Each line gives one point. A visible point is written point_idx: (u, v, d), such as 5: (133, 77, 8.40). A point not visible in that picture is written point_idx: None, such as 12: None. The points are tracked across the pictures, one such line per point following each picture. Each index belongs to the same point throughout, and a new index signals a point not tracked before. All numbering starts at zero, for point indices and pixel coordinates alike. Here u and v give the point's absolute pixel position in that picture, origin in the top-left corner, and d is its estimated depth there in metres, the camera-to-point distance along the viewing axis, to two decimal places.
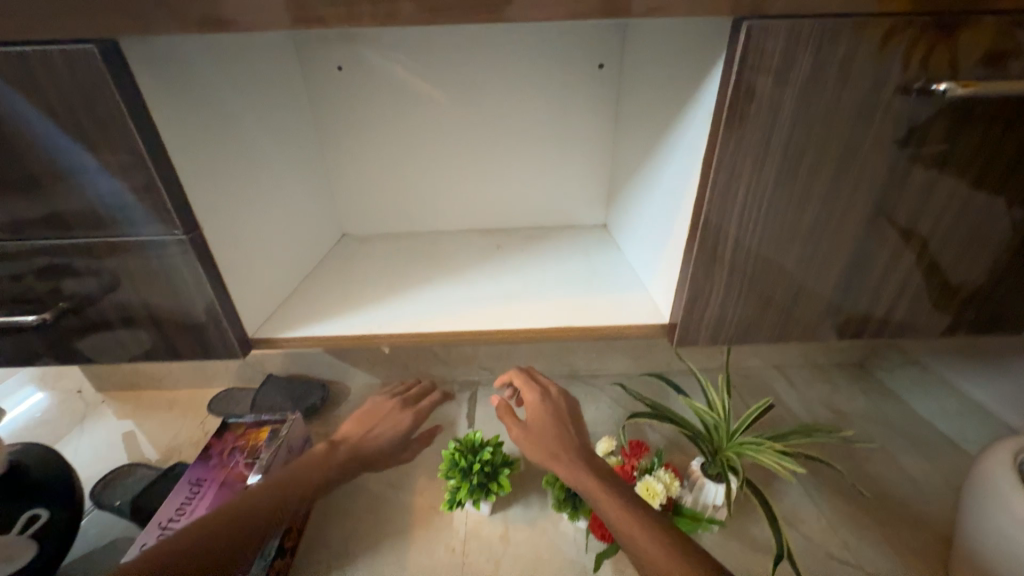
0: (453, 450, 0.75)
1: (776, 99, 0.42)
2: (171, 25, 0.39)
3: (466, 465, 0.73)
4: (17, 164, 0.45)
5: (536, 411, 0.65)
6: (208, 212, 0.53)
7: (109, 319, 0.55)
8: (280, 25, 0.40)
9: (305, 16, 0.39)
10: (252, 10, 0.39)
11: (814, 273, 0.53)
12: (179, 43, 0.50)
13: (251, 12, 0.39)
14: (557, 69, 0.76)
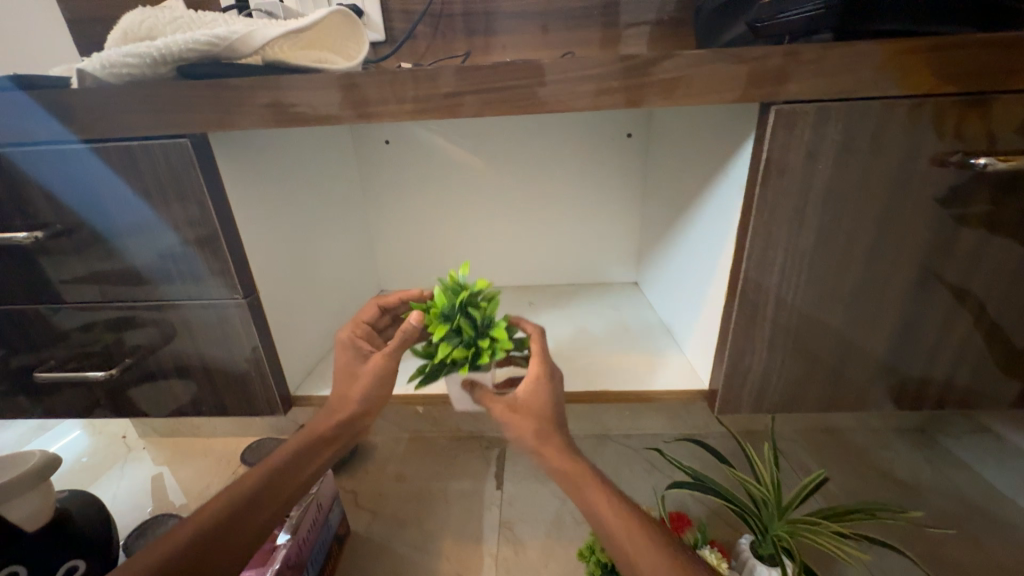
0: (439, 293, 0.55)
1: (808, 172, 0.43)
2: (252, 121, 0.45)
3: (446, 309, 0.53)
4: (107, 234, 0.51)
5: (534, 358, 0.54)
6: (263, 275, 0.58)
7: (166, 371, 0.59)
8: (345, 119, 0.45)
9: (364, 111, 0.45)
10: (325, 105, 0.44)
11: (860, 340, 0.51)
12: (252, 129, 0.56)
13: (324, 107, 0.44)
14: (587, 138, 0.81)
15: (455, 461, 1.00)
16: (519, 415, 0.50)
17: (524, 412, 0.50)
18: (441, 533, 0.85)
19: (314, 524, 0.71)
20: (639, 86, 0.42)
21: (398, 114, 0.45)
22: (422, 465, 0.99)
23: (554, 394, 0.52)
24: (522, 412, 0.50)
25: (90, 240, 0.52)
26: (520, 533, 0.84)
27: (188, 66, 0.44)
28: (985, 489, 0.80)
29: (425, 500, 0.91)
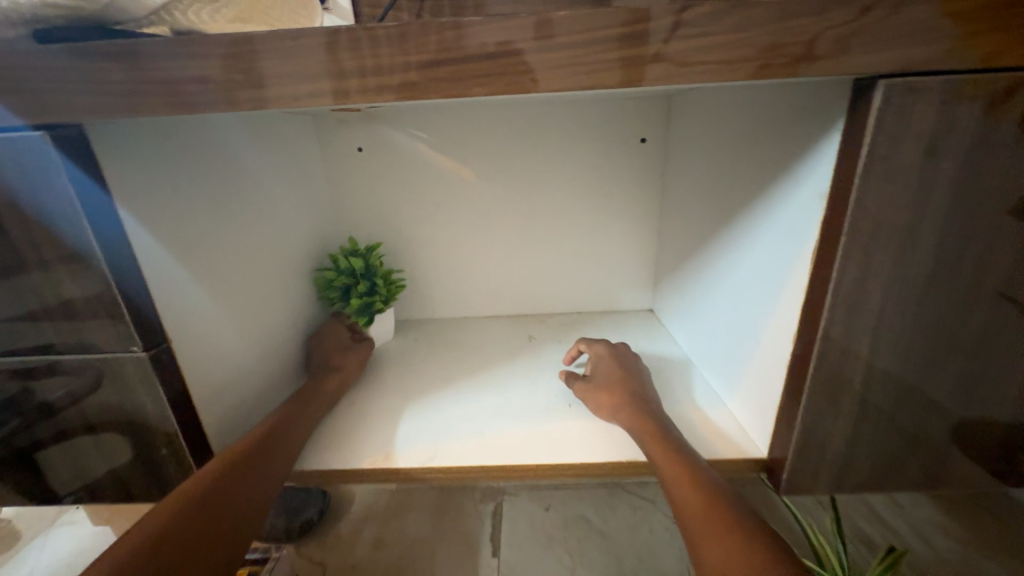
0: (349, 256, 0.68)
1: (924, 177, 0.31)
2: (159, 109, 0.33)
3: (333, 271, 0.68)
4: None
5: (606, 357, 0.59)
6: (181, 318, 0.44)
7: (47, 443, 0.44)
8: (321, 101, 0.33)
9: (343, 88, 0.32)
10: (261, 80, 0.32)
11: (975, 399, 0.38)
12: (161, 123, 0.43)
13: (262, 81, 0.32)
14: (595, 143, 0.69)
15: (444, 519, 0.86)
16: (596, 388, 0.55)
17: (598, 386, 0.55)
18: None
19: None
20: (691, 50, 0.29)
21: (364, 97, 0.32)
22: (403, 527, 0.84)
23: (630, 370, 0.56)
24: (597, 386, 0.55)
25: None
26: None
27: (52, 29, 0.31)
28: None
29: (407, 574, 0.76)
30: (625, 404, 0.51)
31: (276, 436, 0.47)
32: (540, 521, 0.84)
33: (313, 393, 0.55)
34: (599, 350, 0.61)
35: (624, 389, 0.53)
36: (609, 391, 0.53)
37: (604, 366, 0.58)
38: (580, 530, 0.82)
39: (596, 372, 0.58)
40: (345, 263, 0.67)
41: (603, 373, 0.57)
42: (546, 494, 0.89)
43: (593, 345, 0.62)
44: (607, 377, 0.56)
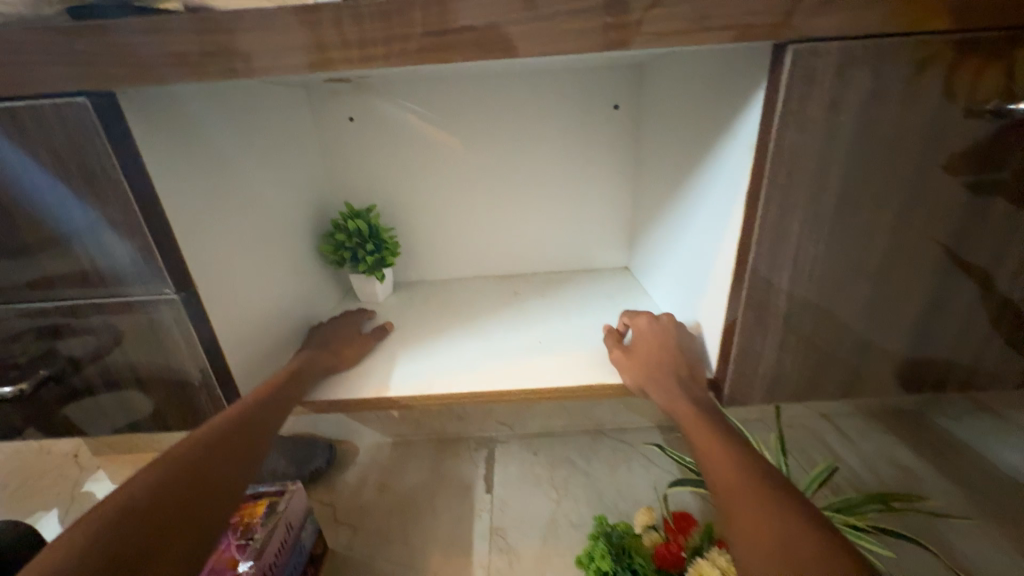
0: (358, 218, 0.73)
1: (829, 127, 0.37)
2: (181, 77, 0.38)
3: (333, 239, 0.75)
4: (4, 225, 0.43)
5: (649, 324, 0.58)
6: (201, 268, 0.50)
7: (93, 386, 0.51)
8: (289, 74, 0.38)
9: (317, 60, 0.37)
10: (269, 50, 0.37)
11: (882, 321, 0.46)
12: (171, 92, 0.48)
13: (269, 51, 0.37)
14: (571, 111, 0.74)
15: (442, 465, 0.94)
16: (636, 354, 0.55)
17: (634, 355, 0.55)
18: (429, 546, 0.78)
19: (283, 548, 0.64)
20: (631, 21, 0.35)
21: (357, 64, 0.38)
22: (405, 472, 0.92)
23: (667, 343, 0.54)
24: (637, 354, 0.55)
25: None
26: (513, 541, 0.78)
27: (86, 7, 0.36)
28: (991, 473, 0.77)
29: (409, 511, 0.85)
30: (669, 372, 0.51)
31: (260, 412, 0.51)
32: (529, 463, 0.93)
33: (305, 366, 0.59)
34: (642, 319, 0.60)
35: (664, 367, 0.52)
36: (654, 359, 0.53)
37: (644, 339, 0.56)
38: (565, 469, 0.91)
39: (636, 340, 0.57)
40: (355, 225, 0.72)
41: (642, 347, 0.55)
42: (535, 440, 0.98)
43: (636, 317, 0.60)
44: (646, 345, 0.55)
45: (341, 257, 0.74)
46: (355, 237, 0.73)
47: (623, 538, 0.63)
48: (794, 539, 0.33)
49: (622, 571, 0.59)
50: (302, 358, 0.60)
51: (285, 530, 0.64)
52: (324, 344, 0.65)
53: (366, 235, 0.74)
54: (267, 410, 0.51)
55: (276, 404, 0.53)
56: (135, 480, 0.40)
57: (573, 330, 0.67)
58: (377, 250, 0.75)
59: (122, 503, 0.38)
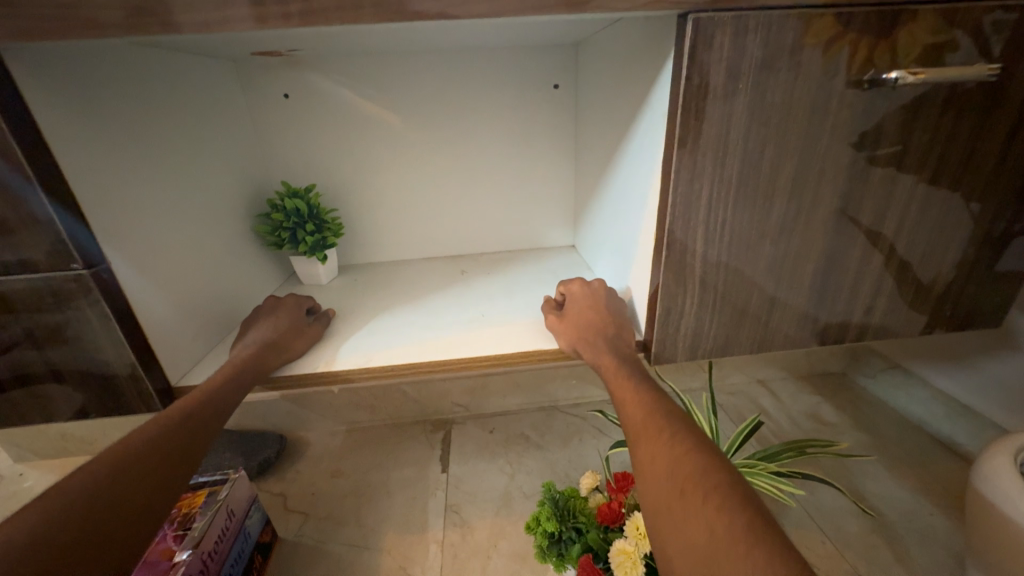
0: (296, 198, 0.71)
1: (728, 94, 0.41)
2: (87, 33, 0.36)
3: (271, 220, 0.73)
4: None
5: (579, 289, 0.61)
6: (114, 242, 0.48)
7: (1, 382, 0.48)
8: (241, 26, 0.38)
9: (256, 14, 0.37)
10: (182, 6, 0.36)
11: (788, 275, 0.51)
12: (71, 53, 0.45)
13: (181, 7, 0.36)
14: (514, 89, 0.75)
15: (397, 448, 0.93)
16: (568, 316, 0.58)
17: (567, 318, 0.58)
18: (384, 526, 0.78)
19: (225, 534, 0.62)
20: None
21: (281, 24, 0.37)
22: (360, 457, 0.92)
23: (597, 305, 0.58)
24: (570, 318, 0.58)
25: None
26: (467, 515, 0.79)
27: None
28: (896, 422, 0.87)
29: (363, 494, 0.84)
30: (596, 333, 0.54)
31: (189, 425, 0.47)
32: (484, 441, 0.94)
33: (246, 365, 0.55)
34: (574, 285, 0.63)
35: (595, 328, 0.55)
36: (582, 322, 0.56)
37: (576, 303, 0.59)
38: (519, 445, 0.93)
39: (569, 305, 0.60)
40: (294, 205, 0.70)
41: (574, 311, 0.58)
42: (491, 420, 0.99)
43: (569, 284, 0.63)
44: (576, 309, 0.58)
45: (280, 239, 0.72)
46: (294, 217, 0.71)
47: (569, 501, 0.67)
48: (680, 462, 0.36)
49: (567, 530, 0.63)
50: (247, 352, 0.57)
51: (226, 517, 0.63)
52: (272, 334, 0.60)
53: (306, 216, 0.72)
54: (202, 416, 0.48)
55: (215, 407, 0.49)
56: (37, 506, 0.36)
57: (516, 304, 0.69)
58: (319, 232, 0.73)
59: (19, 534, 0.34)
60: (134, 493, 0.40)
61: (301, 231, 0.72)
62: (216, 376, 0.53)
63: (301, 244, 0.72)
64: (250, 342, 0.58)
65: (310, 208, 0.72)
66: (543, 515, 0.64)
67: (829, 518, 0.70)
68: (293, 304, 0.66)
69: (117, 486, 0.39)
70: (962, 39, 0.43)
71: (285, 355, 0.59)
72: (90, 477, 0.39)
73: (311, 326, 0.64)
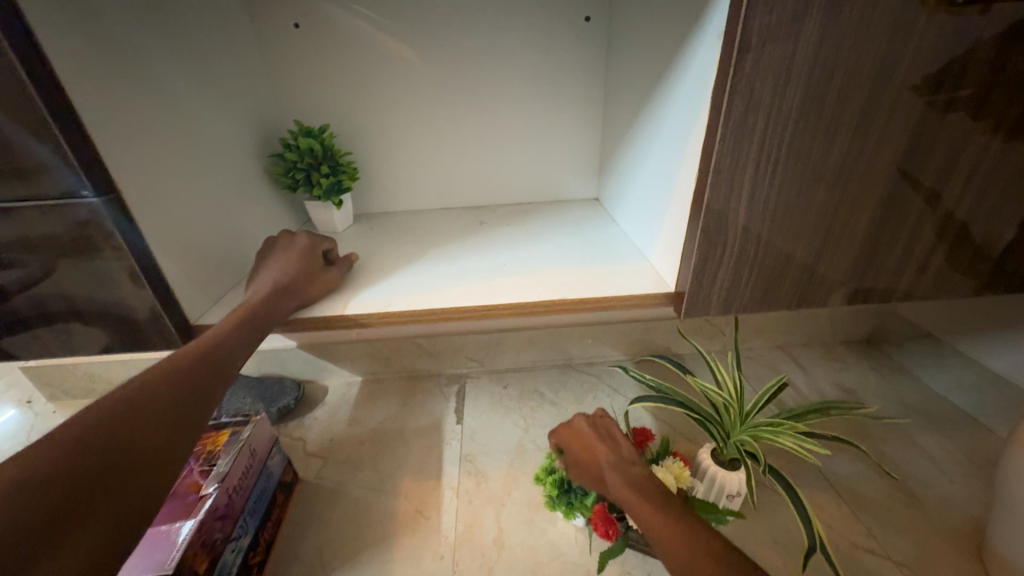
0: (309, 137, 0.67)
1: (795, 13, 0.36)
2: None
3: (284, 161, 0.69)
4: None
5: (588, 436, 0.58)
6: (124, 173, 0.46)
7: (23, 316, 0.47)
8: None
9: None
10: None
11: (836, 230, 0.47)
12: None
13: None
14: (540, 22, 0.69)
15: (412, 400, 0.95)
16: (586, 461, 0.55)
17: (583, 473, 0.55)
18: (399, 472, 0.80)
19: (248, 472, 0.63)
20: None
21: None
22: (375, 408, 0.93)
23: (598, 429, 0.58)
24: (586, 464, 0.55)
25: None
26: (482, 465, 0.81)
27: None
28: (923, 391, 0.84)
29: (380, 442, 0.86)
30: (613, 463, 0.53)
31: (200, 369, 0.46)
32: (498, 396, 0.94)
33: (255, 312, 0.53)
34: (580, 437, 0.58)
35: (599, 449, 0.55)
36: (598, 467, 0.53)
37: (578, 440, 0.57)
38: (534, 400, 0.93)
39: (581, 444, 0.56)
40: (308, 145, 0.67)
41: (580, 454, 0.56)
42: (505, 376, 0.99)
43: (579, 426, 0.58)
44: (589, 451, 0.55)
45: (295, 180, 0.69)
46: (308, 158, 0.68)
47: None
48: None
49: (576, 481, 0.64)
50: (258, 296, 0.55)
51: (249, 456, 0.64)
52: (284, 278, 0.58)
53: (320, 157, 0.69)
54: (209, 363, 0.47)
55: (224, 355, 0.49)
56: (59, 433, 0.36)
57: (538, 257, 0.67)
58: (334, 174, 0.70)
59: (38, 464, 0.33)
60: (145, 439, 0.39)
61: (317, 173, 0.69)
62: (225, 321, 0.52)
63: (315, 188, 0.69)
64: (262, 287, 0.56)
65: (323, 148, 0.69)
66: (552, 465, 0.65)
67: (847, 480, 0.69)
68: (305, 246, 0.63)
69: (134, 425, 0.39)
70: None
71: (293, 304, 0.58)
72: (100, 417, 0.38)
73: (324, 272, 0.62)
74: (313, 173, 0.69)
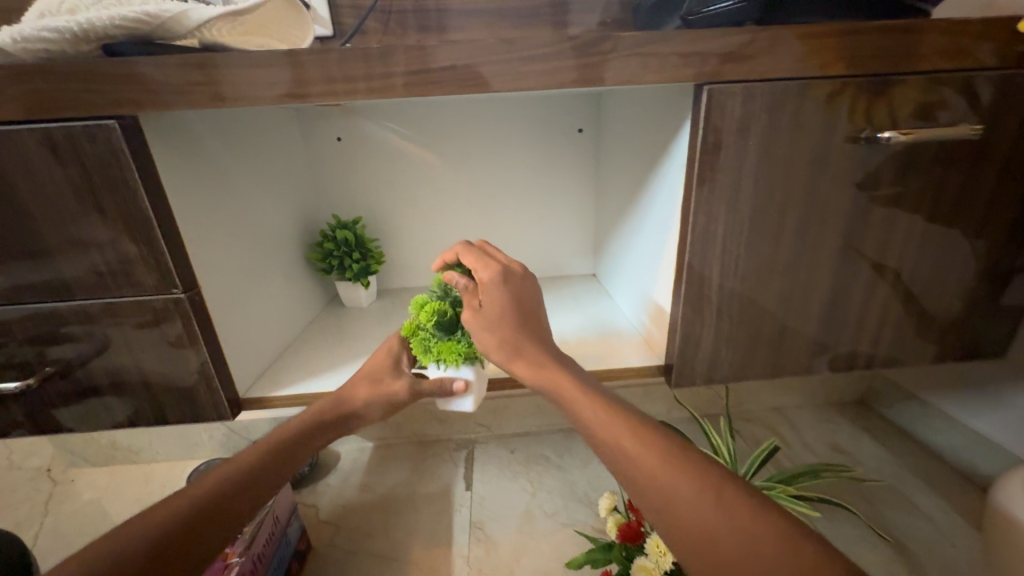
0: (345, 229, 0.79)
1: (739, 150, 0.47)
2: (178, 101, 0.44)
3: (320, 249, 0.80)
4: (32, 239, 0.47)
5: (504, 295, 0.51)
6: (202, 268, 0.55)
7: (98, 387, 0.55)
8: (315, 96, 0.45)
9: (298, 91, 0.45)
10: (272, 85, 0.44)
11: (797, 309, 0.55)
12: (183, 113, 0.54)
13: (273, 88, 0.44)
14: (541, 132, 0.83)
15: (423, 466, 0.98)
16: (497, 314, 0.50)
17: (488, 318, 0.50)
18: (410, 538, 0.82)
19: (271, 539, 0.67)
20: (595, 63, 0.45)
21: (348, 93, 0.45)
22: (387, 473, 0.96)
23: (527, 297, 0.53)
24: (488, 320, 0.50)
25: (14, 247, 0.48)
26: (491, 531, 0.83)
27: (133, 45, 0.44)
28: (914, 452, 0.88)
29: (391, 508, 0.88)
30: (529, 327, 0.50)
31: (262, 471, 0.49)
32: (506, 461, 0.98)
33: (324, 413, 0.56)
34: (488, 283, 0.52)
35: (518, 317, 0.50)
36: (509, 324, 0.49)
37: (496, 297, 0.51)
38: (540, 465, 0.96)
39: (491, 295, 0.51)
40: (344, 235, 0.78)
41: (494, 307, 0.50)
42: (512, 440, 1.03)
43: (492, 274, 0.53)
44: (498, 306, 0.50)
45: (329, 266, 0.80)
46: (343, 246, 0.79)
47: None
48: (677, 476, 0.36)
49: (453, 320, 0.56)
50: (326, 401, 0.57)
51: (272, 523, 0.67)
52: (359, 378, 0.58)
53: (353, 245, 0.80)
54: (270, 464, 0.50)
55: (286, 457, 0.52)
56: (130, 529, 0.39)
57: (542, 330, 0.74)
58: (364, 259, 0.81)
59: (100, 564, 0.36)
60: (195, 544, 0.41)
61: (349, 258, 0.80)
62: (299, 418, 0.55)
63: (347, 270, 0.80)
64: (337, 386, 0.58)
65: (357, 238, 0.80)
66: (456, 301, 0.57)
67: (847, 544, 0.71)
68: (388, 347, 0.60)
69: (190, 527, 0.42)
70: (949, 100, 0.49)
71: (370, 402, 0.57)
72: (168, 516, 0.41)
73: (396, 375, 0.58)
74: (346, 258, 0.80)
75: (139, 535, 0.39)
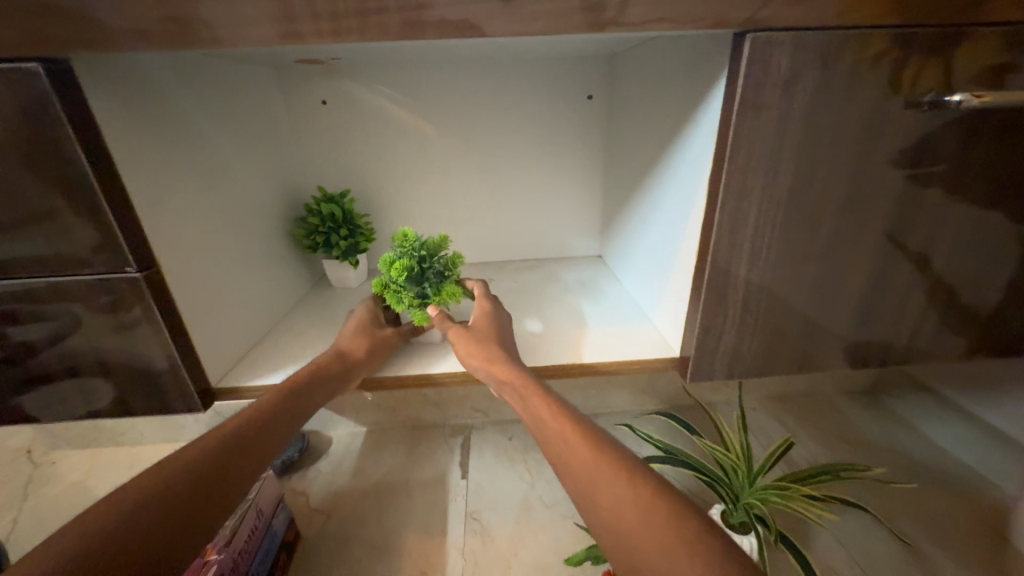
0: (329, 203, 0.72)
1: (780, 114, 0.40)
2: (131, 44, 0.37)
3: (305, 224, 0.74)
4: None
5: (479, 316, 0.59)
6: (164, 243, 0.49)
7: (53, 373, 0.49)
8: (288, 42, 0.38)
9: (286, 31, 0.38)
10: (233, 25, 0.37)
11: (830, 298, 0.50)
12: (135, 63, 0.47)
13: (235, 29, 0.37)
14: (546, 99, 0.75)
15: (417, 452, 0.94)
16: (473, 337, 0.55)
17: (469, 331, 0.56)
18: (403, 528, 0.79)
19: (253, 533, 0.63)
20: (619, 2, 0.38)
21: (326, 38, 0.38)
22: (380, 459, 0.92)
23: (504, 326, 0.58)
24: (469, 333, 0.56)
25: None
26: (487, 522, 0.79)
27: None
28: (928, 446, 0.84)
29: (384, 495, 0.85)
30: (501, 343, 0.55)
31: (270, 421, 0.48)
32: (503, 448, 0.94)
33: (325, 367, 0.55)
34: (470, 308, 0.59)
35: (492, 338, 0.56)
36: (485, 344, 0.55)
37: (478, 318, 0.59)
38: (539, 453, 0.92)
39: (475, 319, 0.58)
40: (328, 210, 0.71)
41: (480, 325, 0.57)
42: (509, 427, 0.99)
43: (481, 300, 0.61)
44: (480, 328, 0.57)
45: (314, 243, 0.73)
46: (328, 221, 0.73)
47: None
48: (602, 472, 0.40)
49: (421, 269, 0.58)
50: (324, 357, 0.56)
51: (255, 516, 0.64)
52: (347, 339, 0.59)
53: (338, 221, 0.73)
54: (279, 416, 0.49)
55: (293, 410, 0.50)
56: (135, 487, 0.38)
57: (544, 315, 0.69)
58: (351, 236, 0.75)
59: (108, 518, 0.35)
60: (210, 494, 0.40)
61: (335, 234, 0.73)
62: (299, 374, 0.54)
63: (333, 248, 0.74)
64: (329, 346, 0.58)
65: (343, 213, 0.73)
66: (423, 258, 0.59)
67: (860, 542, 0.68)
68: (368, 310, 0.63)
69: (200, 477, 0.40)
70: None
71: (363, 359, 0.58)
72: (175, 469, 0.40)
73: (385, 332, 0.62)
74: (332, 235, 0.73)
75: (143, 491, 0.38)
